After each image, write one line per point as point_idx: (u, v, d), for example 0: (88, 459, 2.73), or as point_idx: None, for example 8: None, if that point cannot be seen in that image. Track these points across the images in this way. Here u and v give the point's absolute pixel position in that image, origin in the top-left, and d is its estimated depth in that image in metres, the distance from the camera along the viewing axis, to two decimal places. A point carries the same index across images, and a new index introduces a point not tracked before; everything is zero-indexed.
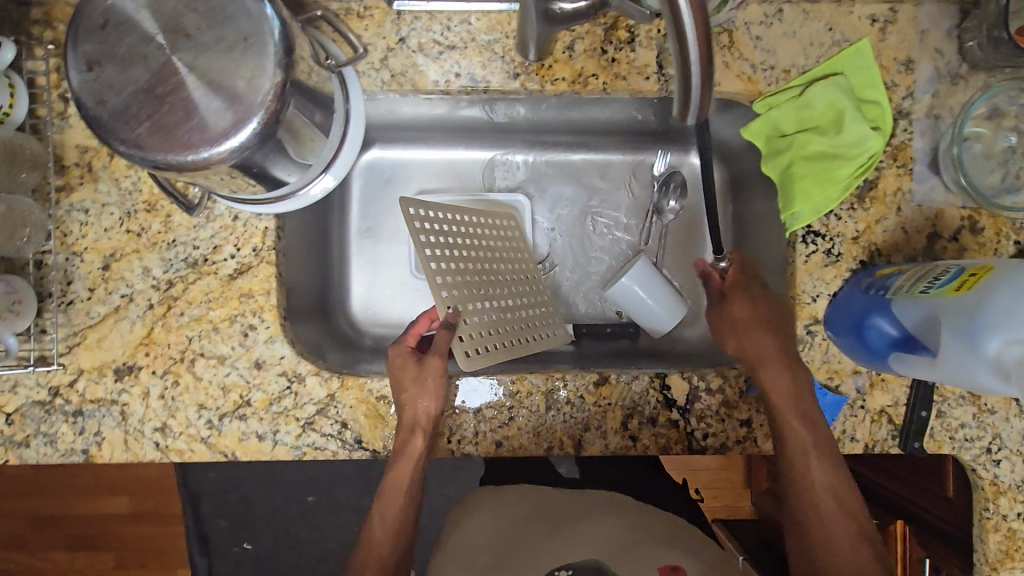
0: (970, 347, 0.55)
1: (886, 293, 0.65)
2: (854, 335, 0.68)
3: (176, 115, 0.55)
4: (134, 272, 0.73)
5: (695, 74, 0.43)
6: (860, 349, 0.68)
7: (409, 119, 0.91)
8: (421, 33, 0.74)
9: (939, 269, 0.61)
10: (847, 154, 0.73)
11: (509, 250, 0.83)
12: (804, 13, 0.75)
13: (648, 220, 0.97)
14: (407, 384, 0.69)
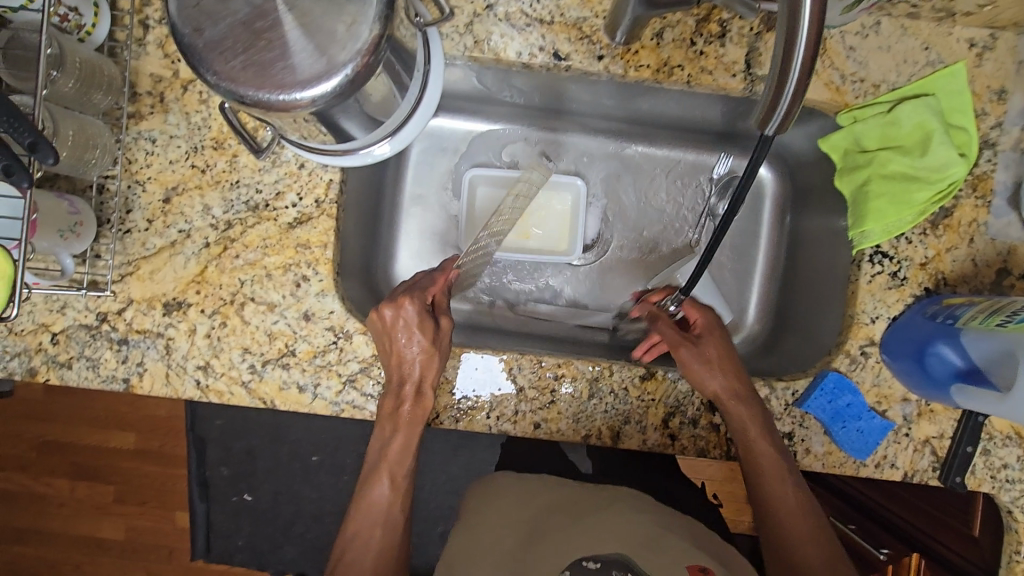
0: None
1: (955, 323, 0.64)
2: (914, 361, 0.67)
3: (270, 53, 0.54)
4: (194, 209, 0.72)
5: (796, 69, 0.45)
6: (918, 376, 0.67)
7: (474, 94, 0.90)
8: (509, 2, 0.73)
9: (1017, 306, 0.60)
10: (928, 177, 0.71)
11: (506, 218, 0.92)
12: (901, 29, 0.73)
13: (702, 222, 0.96)
14: (419, 340, 0.67)
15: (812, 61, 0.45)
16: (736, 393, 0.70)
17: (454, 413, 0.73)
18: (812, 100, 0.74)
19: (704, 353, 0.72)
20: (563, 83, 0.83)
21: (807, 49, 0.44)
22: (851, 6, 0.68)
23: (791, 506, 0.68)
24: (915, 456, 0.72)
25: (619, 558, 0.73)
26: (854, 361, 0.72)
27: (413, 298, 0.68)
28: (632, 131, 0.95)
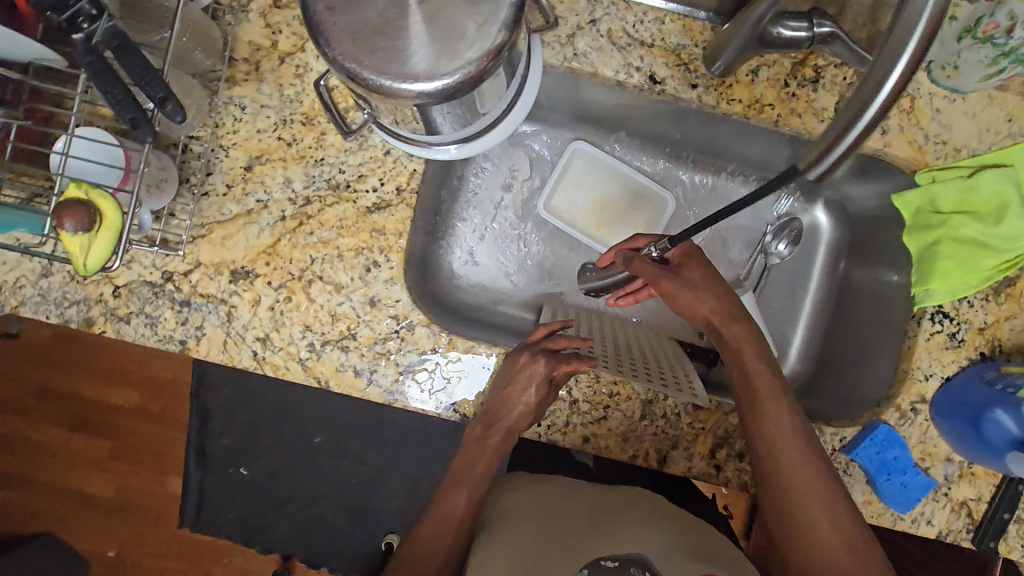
0: None
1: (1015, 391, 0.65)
2: (968, 424, 0.68)
3: (399, 41, 0.55)
4: (275, 180, 0.72)
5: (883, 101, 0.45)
6: (970, 439, 0.68)
7: (552, 104, 0.90)
8: (613, 20, 0.74)
9: None
10: (998, 246, 0.72)
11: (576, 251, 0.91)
12: (989, 98, 0.75)
13: (753, 256, 0.96)
14: (513, 392, 0.70)
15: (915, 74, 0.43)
16: (717, 318, 0.74)
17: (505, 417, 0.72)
18: (894, 156, 0.75)
19: (686, 279, 0.76)
20: (645, 107, 0.84)
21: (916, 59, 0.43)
22: (993, 74, 0.69)
23: (785, 431, 0.67)
24: (951, 516, 0.73)
25: (638, 558, 0.68)
26: (903, 415, 0.73)
27: (551, 361, 0.70)
28: (696, 158, 0.96)
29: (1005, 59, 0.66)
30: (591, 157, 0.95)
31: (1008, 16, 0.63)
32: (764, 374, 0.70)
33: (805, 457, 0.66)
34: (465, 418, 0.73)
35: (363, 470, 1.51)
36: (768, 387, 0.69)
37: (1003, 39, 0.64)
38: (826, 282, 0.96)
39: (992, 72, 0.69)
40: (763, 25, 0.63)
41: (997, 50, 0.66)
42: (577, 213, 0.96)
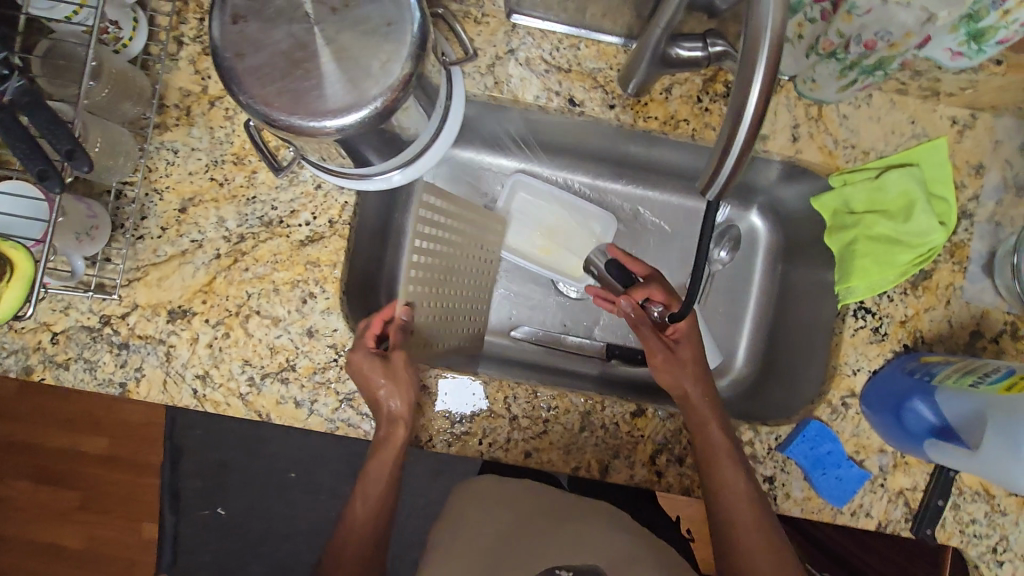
0: (1012, 450, 0.58)
1: (931, 380, 0.67)
2: (893, 415, 0.70)
3: (307, 82, 0.57)
4: (208, 220, 0.74)
5: (743, 133, 0.44)
6: (896, 429, 0.70)
7: (489, 130, 0.93)
8: (530, 49, 0.77)
9: (989, 367, 0.63)
10: (910, 241, 0.75)
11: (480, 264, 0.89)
12: (891, 102, 0.79)
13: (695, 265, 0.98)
14: (377, 382, 0.68)
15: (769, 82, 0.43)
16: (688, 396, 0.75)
17: (448, 437, 0.74)
18: (806, 161, 0.79)
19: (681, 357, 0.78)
20: (575, 127, 0.86)
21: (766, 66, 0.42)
22: (846, 85, 0.72)
23: (740, 499, 0.68)
24: (888, 506, 0.75)
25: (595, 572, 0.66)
26: (835, 410, 0.76)
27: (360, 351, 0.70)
28: (631, 173, 0.98)
29: (852, 70, 0.69)
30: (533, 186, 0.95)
31: (840, 34, 0.66)
32: (723, 444, 0.71)
33: (756, 524, 0.68)
34: (408, 441, 0.74)
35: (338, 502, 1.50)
36: (724, 455, 0.70)
37: (842, 54, 0.67)
38: (767, 285, 0.98)
39: (845, 82, 0.72)
40: (662, 48, 0.66)
41: (841, 63, 0.69)
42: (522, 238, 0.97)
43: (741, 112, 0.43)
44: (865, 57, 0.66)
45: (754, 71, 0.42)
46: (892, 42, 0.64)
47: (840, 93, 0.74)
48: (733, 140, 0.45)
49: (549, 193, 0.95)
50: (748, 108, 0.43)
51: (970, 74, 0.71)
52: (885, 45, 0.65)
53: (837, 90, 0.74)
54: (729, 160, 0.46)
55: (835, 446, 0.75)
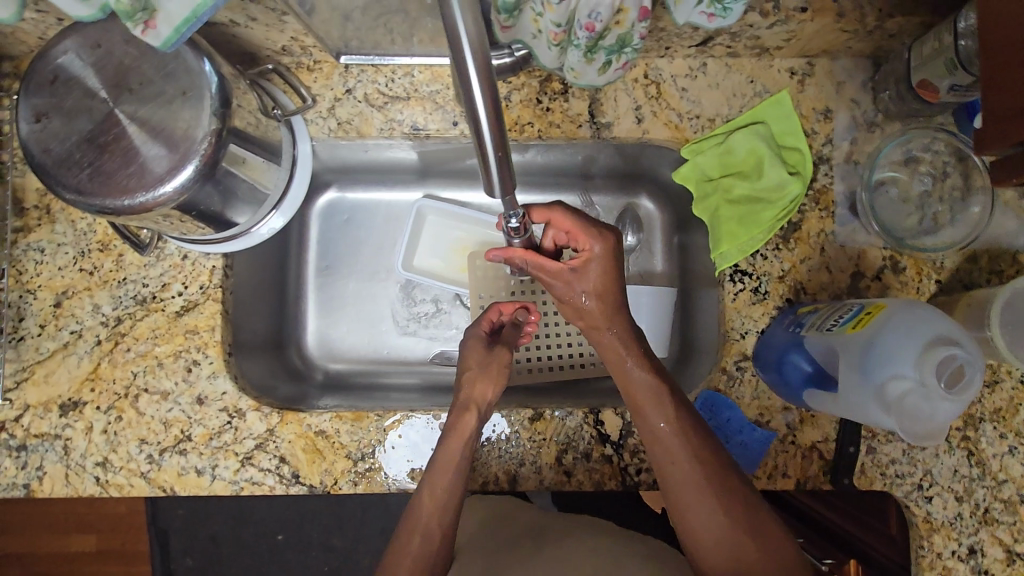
0: (865, 383, 0.57)
1: (801, 330, 0.68)
2: (777, 371, 0.71)
3: (116, 163, 0.59)
4: (85, 309, 0.75)
5: (489, 134, 0.44)
6: (781, 384, 0.71)
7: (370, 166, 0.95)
8: (366, 85, 0.79)
9: (845, 307, 0.63)
10: (769, 198, 0.77)
11: None
12: (726, 67, 0.80)
13: None
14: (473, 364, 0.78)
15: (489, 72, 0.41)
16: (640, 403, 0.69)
17: (352, 477, 0.74)
18: (655, 139, 0.80)
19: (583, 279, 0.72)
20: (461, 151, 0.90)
21: (475, 55, 0.40)
22: (602, 66, 0.54)
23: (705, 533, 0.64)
24: (804, 463, 0.74)
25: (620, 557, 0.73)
26: (731, 376, 0.76)
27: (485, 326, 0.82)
28: (536, 181, 0.99)
29: (597, 51, 0.53)
30: (440, 210, 0.98)
31: (555, 24, 0.49)
32: (685, 470, 0.65)
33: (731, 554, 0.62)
34: (314, 488, 0.74)
35: (332, 557, 1.43)
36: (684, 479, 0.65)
37: (576, 41, 0.50)
38: (672, 265, 0.99)
39: (602, 63, 0.55)
40: None
41: (580, 49, 0.52)
42: (438, 265, 0.97)
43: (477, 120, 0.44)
44: (598, 40, 0.50)
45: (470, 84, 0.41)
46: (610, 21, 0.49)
47: (602, 77, 0.56)
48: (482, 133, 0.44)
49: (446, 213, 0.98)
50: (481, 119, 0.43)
51: (782, 26, 0.72)
52: (608, 21, 0.48)
53: (600, 74, 0.55)
54: (491, 158, 0.46)
55: (732, 412, 0.75)
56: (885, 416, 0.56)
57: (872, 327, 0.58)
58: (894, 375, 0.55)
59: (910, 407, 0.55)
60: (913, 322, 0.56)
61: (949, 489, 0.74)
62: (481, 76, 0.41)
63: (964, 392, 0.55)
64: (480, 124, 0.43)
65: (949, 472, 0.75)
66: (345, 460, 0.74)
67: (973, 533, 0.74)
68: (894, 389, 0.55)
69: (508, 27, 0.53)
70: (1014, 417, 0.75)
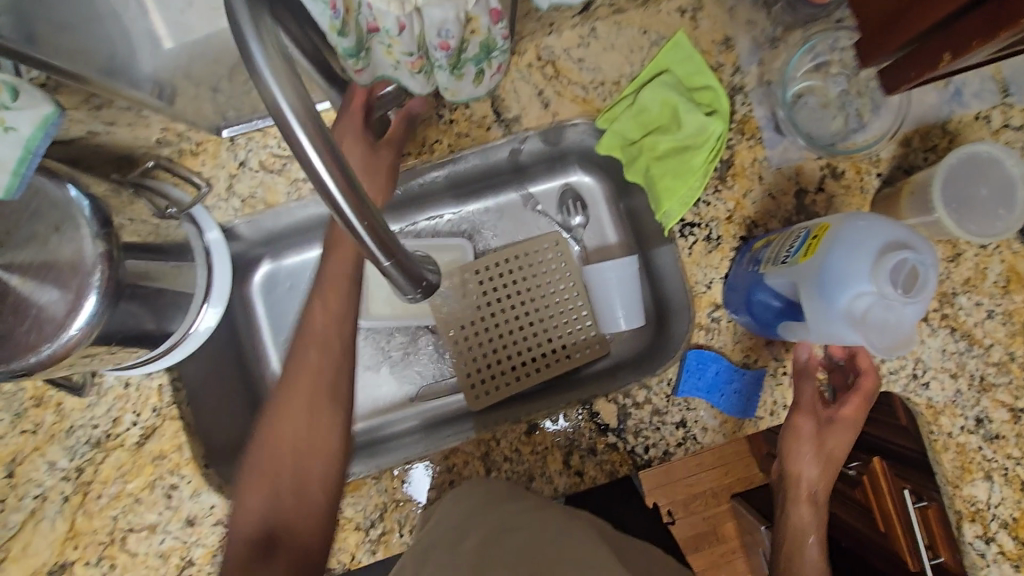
0: (825, 306, 0.56)
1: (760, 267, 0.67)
2: (747, 310, 0.70)
3: (10, 323, 0.55)
4: (40, 470, 0.71)
5: (353, 216, 0.41)
6: (755, 323, 0.70)
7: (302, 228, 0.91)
8: (258, 152, 0.74)
9: (794, 236, 0.63)
10: (695, 143, 0.75)
11: (552, 275, 0.94)
12: (615, 25, 0.77)
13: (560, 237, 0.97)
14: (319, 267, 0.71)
15: (338, 158, 0.39)
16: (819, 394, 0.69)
17: (368, 546, 0.71)
18: (568, 118, 0.78)
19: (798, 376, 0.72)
20: None
21: (311, 132, 0.37)
22: (476, 75, 0.54)
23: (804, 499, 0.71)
24: None
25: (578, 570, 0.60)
26: (709, 330, 0.74)
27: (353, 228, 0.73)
28: (470, 189, 0.96)
29: (463, 63, 0.51)
30: None
31: (407, 54, 0.47)
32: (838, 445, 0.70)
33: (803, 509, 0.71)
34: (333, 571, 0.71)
35: None
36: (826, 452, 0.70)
37: (436, 62, 0.49)
38: (626, 234, 0.97)
39: (473, 73, 0.54)
40: None
41: (444, 68, 0.51)
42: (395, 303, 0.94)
43: (331, 202, 0.40)
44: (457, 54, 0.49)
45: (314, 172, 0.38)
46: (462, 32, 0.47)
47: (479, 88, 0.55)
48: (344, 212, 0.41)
49: None
50: (333, 192, 0.39)
51: None
52: (460, 34, 0.47)
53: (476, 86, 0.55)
54: (364, 237, 0.42)
55: (718, 365, 0.73)
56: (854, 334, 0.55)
57: (818, 254, 0.58)
58: (852, 292, 0.54)
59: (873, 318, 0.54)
60: (850, 236, 0.55)
61: (945, 371, 0.74)
62: (318, 147, 0.38)
63: (924, 290, 0.53)
64: (336, 200, 0.40)
65: (940, 354, 0.75)
66: (358, 531, 0.71)
67: (976, 404, 0.73)
68: (856, 305, 0.54)
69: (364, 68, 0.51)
70: (984, 282, 0.75)
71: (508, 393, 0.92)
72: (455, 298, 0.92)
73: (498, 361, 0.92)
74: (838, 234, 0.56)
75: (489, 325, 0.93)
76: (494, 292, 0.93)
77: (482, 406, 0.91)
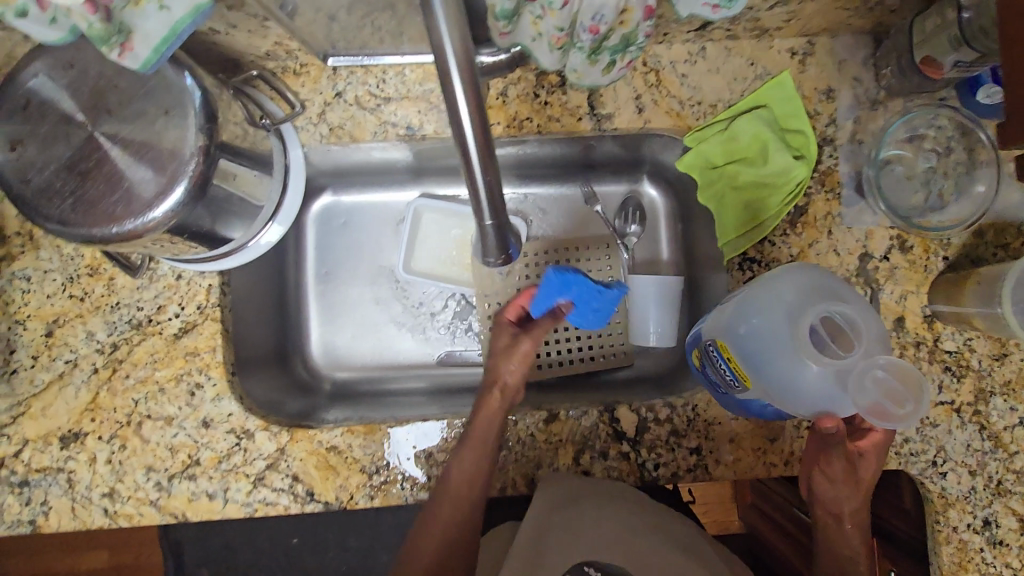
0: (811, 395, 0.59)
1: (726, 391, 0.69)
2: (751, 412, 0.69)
3: (100, 190, 0.56)
4: (78, 337, 0.73)
5: (477, 156, 0.46)
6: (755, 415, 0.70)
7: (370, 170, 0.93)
8: (357, 87, 0.77)
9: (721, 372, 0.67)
10: (775, 182, 0.76)
11: (596, 277, 0.95)
12: (725, 50, 0.78)
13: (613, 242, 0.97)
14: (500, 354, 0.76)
15: (479, 102, 0.44)
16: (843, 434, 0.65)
17: (368, 491, 0.73)
18: (658, 128, 0.79)
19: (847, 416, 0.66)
20: None
21: (461, 72, 0.42)
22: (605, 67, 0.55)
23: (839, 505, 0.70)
24: None
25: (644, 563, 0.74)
26: None
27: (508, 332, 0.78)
28: (537, 173, 0.97)
29: (601, 52, 0.52)
30: (437, 208, 0.95)
31: (557, 28, 0.48)
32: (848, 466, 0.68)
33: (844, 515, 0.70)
34: (329, 505, 0.72)
35: (350, 556, 1.36)
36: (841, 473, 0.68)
37: (580, 44, 0.50)
38: (677, 254, 0.98)
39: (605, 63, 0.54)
40: None
41: (583, 51, 0.51)
42: (440, 264, 0.95)
43: (461, 128, 0.44)
44: (602, 41, 0.50)
45: (454, 91, 0.43)
46: (615, 21, 0.48)
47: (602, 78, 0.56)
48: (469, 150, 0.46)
49: (449, 210, 0.96)
50: (468, 134, 0.44)
51: (783, 6, 0.70)
52: (612, 22, 0.48)
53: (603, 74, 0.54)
54: (480, 179, 0.48)
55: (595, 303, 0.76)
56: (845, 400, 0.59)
57: (756, 376, 0.62)
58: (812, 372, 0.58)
59: (866, 387, 0.54)
60: (754, 330, 0.62)
61: (965, 465, 0.75)
62: (466, 85, 0.43)
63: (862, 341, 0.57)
64: (466, 138, 0.45)
65: (964, 447, 0.75)
66: (361, 473, 0.73)
67: (987, 505, 0.74)
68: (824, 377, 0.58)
69: (507, 33, 0.53)
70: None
71: (528, 377, 0.92)
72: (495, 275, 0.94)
73: None
74: (753, 347, 0.62)
75: None
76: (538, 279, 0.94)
77: None
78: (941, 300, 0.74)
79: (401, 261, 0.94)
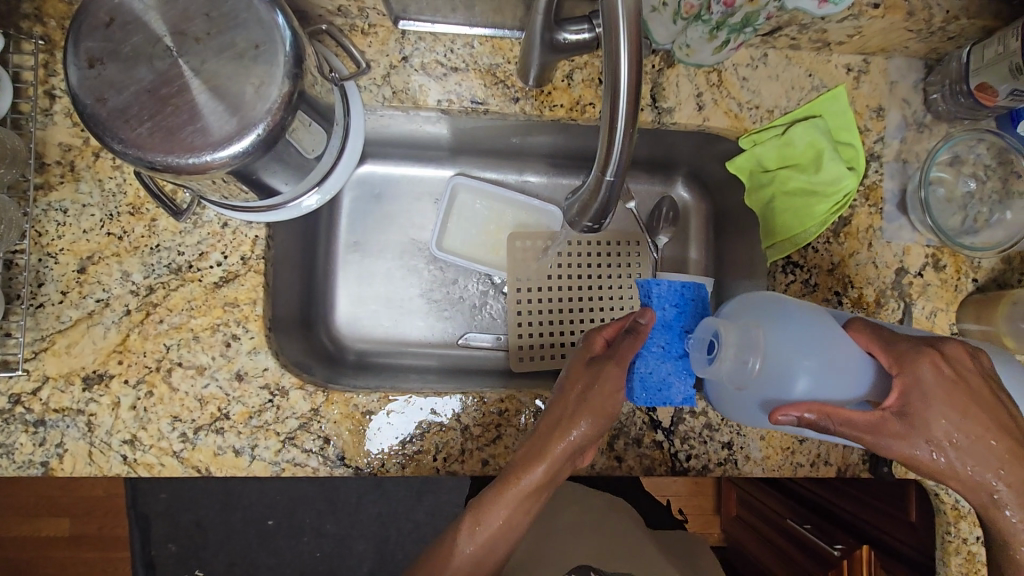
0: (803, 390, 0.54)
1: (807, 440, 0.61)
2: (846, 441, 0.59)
3: (179, 118, 0.54)
4: (112, 276, 0.70)
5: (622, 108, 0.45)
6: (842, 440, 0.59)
7: (415, 143, 0.92)
8: (424, 53, 0.76)
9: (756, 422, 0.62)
10: (825, 190, 0.77)
11: (628, 272, 0.94)
12: (786, 59, 0.80)
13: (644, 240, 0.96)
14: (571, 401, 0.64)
15: (637, 60, 0.43)
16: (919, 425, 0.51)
17: (400, 459, 0.72)
18: (714, 127, 0.80)
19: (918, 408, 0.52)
20: (511, 130, 0.87)
21: (627, 25, 0.42)
22: (720, 46, 0.70)
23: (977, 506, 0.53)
24: (846, 451, 0.76)
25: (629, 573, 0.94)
26: None
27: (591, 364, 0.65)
28: (576, 164, 0.97)
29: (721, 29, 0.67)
30: (475, 188, 0.95)
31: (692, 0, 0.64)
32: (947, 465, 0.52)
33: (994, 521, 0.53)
34: (359, 470, 0.71)
35: (325, 542, 1.32)
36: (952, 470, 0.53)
37: (706, 15, 0.65)
38: (705, 256, 0.99)
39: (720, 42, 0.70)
40: (546, 33, 0.63)
41: (706, 24, 0.67)
42: (473, 245, 0.95)
43: (616, 79, 0.44)
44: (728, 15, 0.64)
45: (616, 41, 0.43)
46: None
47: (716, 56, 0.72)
48: (615, 103, 0.45)
49: (488, 191, 0.95)
50: (620, 85, 0.44)
51: (852, 21, 0.72)
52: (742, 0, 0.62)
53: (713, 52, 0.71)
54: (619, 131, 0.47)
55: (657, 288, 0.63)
56: (844, 385, 0.55)
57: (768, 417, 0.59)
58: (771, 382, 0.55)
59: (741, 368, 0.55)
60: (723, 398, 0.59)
61: None
62: (629, 37, 0.42)
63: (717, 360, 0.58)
64: (617, 88, 0.44)
65: None
66: (391, 442, 0.72)
67: None
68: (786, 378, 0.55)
69: None
70: None
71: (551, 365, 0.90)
72: (531, 261, 0.93)
73: (549, 332, 0.91)
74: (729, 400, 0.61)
75: (554, 294, 0.92)
76: (570, 267, 0.92)
77: (521, 369, 0.90)
78: (970, 319, 0.77)
79: (435, 237, 0.93)
